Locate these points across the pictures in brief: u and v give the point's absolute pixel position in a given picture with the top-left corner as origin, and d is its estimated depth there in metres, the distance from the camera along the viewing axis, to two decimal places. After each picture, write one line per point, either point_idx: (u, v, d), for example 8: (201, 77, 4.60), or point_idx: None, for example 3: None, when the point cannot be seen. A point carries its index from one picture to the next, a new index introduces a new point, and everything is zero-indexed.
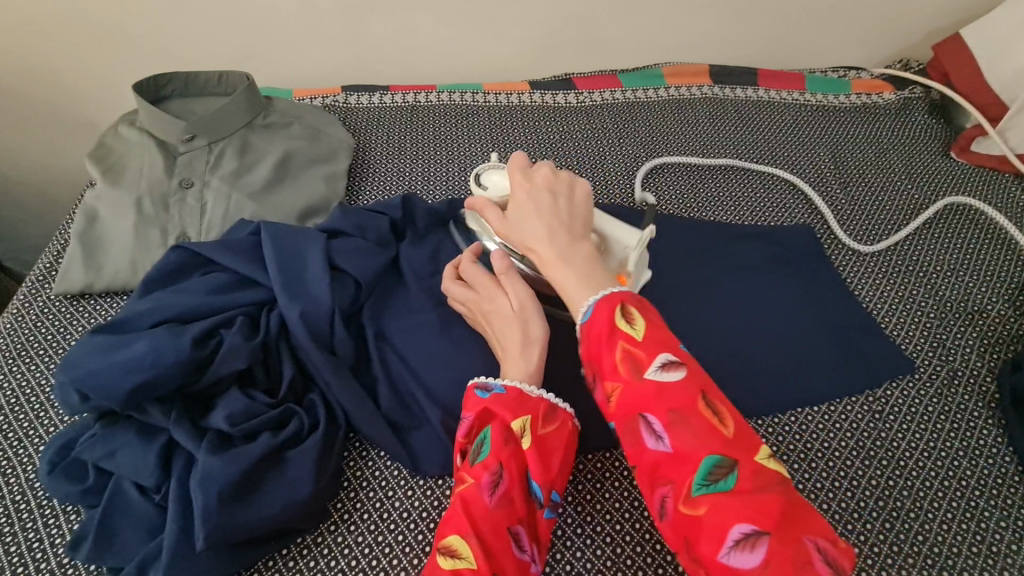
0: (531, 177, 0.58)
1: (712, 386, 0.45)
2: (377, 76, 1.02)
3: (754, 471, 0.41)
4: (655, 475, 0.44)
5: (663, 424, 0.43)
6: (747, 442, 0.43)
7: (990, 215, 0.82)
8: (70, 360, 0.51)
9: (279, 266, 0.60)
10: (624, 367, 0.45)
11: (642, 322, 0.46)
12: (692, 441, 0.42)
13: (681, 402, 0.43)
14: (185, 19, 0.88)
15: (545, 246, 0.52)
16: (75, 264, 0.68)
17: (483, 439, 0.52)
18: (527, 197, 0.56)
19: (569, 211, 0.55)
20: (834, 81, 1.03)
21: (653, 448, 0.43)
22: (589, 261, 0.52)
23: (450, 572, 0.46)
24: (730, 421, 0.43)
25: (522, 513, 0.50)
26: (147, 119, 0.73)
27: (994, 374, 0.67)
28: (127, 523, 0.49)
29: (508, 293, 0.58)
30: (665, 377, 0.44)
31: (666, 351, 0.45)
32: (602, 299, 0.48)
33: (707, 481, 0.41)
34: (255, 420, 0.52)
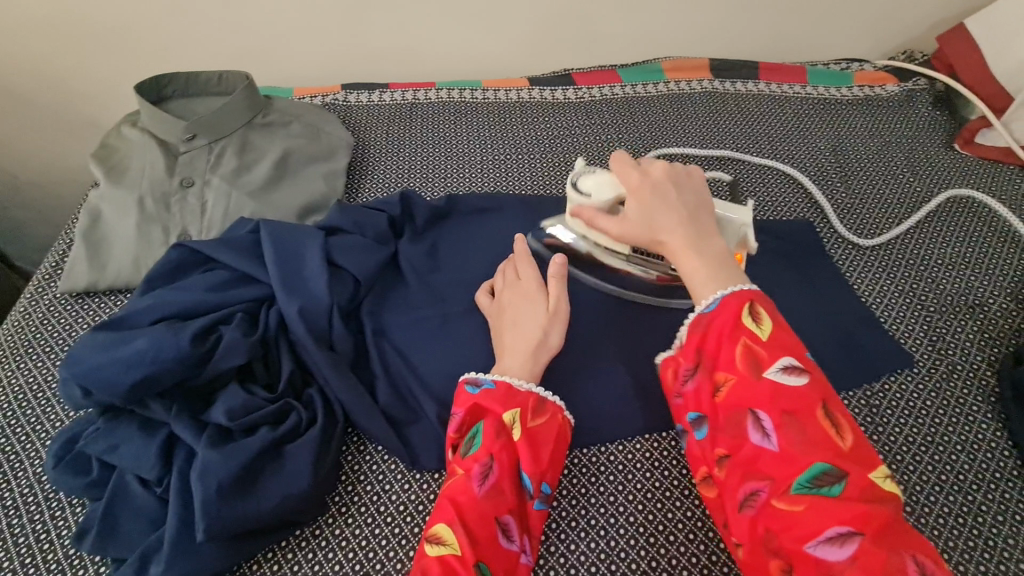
0: (650, 170, 0.59)
1: (835, 398, 0.46)
2: (376, 74, 1.03)
3: (863, 484, 0.42)
4: (754, 469, 0.45)
5: (774, 423, 0.45)
6: (863, 457, 0.44)
7: (994, 208, 0.81)
8: (73, 357, 0.52)
9: (278, 263, 0.61)
10: (742, 362, 0.47)
11: (768, 325, 0.48)
12: (802, 444, 0.44)
13: (800, 405, 0.45)
14: (187, 21, 0.89)
15: (676, 239, 0.55)
16: (79, 263, 0.69)
17: (475, 432, 0.53)
18: (651, 191, 0.57)
19: (694, 201, 0.57)
20: (836, 73, 1.02)
21: (758, 442, 0.45)
22: (720, 251, 0.54)
23: (436, 560, 0.47)
24: (850, 434, 0.44)
25: (512, 504, 0.51)
26: (148, 118, 0.74)
27: (995, 367, 0.66)
28: (130, 515, 0.50)
29: (549, 293, 0.60)
30: (785, 378, 0.46)
31: (790, 354, 0.47)
32: (731, 294, 0.50)
33: (810, 482, 0.43)
34: (253, 415, 0.53)
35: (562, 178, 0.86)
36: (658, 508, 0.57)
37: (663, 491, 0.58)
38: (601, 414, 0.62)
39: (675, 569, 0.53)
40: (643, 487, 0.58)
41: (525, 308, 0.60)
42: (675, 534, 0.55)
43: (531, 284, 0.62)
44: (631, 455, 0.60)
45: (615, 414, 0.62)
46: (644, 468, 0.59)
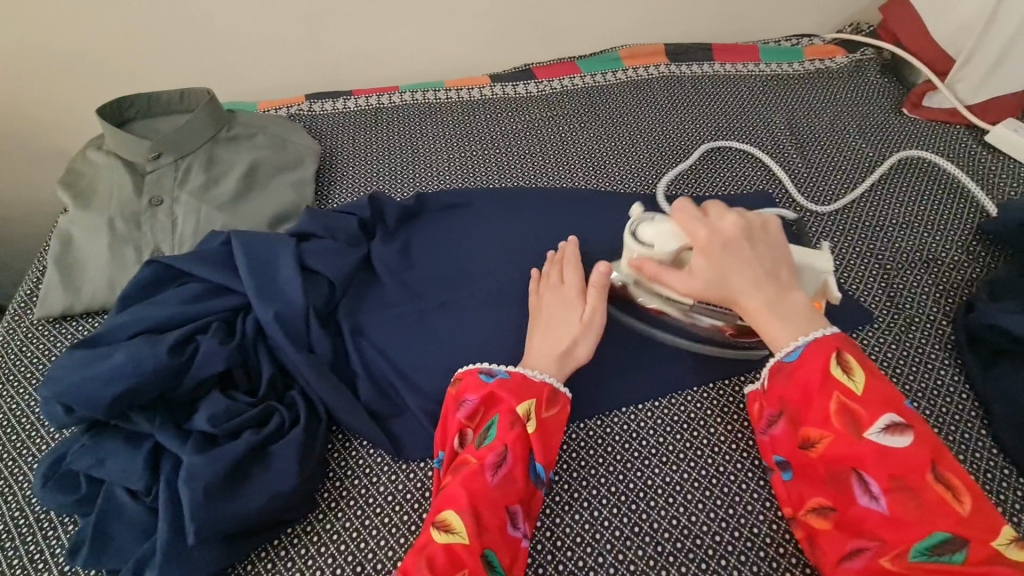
0: (720, 224, 0.57)
1: (947, 458, 0.46)
2: (339, 82, 1.04)
3: (988, 552, 0.42)
4: (859, 528, 0.46)
5: (880, 484, 0.46)
6: (986, 523, 0.43)
7: (943, 166, 0.84)
8: (52, 377, 0.53)
9: (252, 271, 0.62)
10: (839, 420, 0.48)
11: (862, 377, 0.49)
12: (910, 504, 0.45)
13: (906, 467, 0.45)
14: (146, 43, 0.90)
15: (756, 299, 0.54)
16: (54, 288, 0.70)
17: (488, 423, 0.54)
18: (725, 248, 0.55)
19: (770, 255, 0.56)
20: (787, 50, 1.06)
21: (864, 503, 0.46)
22: (803, 310, 0.54)
23: (444, 547, 0.47)
24: (966, 497, 0.44)
25: (522, 494, 0.52)
26: (113, 141, 0.75)
27: (951, 317, 0.69)
28: (121, 527, 0.51)
29: (586, 304, 0.62)
30: (887, 437, 0.47)
31: (891, 412, 0.48)
32: (815, 343, 0.52)
33: (928, 548, 0.43)
34: (236, 419, 0.54)
35: (529, 170, 0.88)
36: (639, 476, 0.58)
37: (643, 461, 0.59)
38: (579, 393, 0.64)
39: (658, 534, 0.55)
40: (623, 458, 0.59)
41: (561, 313, 0.62)
42: (656, 501, 0.57)
43: (572, 291, 0.63)
44: (609, 429, 0.61)
45: (592, 391, 0.64)
46: (623, 440, 0.61)
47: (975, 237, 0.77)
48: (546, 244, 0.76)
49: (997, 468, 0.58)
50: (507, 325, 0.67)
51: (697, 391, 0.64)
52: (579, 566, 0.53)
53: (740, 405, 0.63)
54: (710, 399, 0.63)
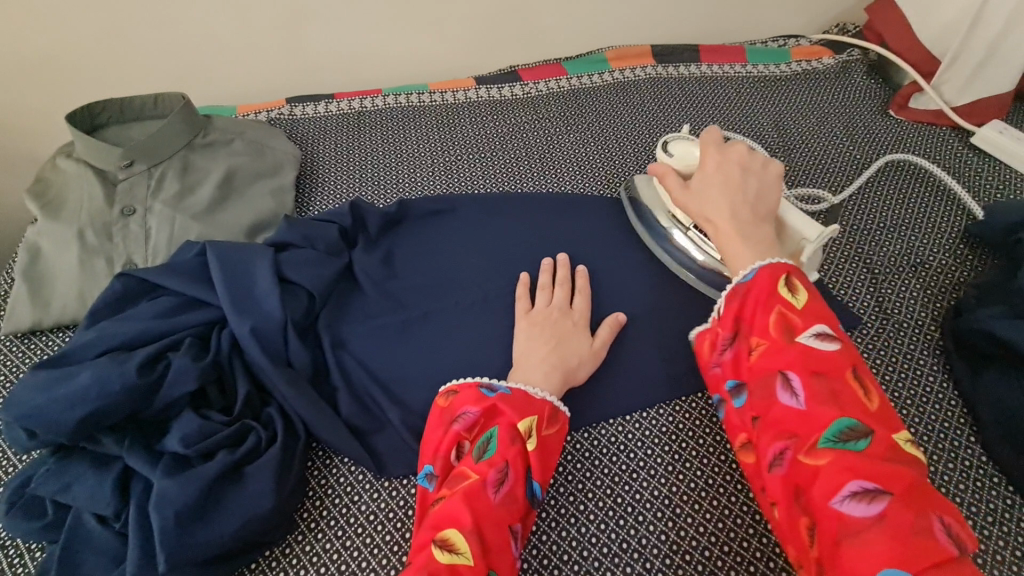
0: (728, 151, 0.62)
1: (865, 369, 0.47)
2: (320, 85, 1.01)
3: (890, 446, 0.43)
4: (780, 427, 0.46)
5: (802, 382, 0.46)
6: (890, 423, 0.44)
7: (929, 168, 0.84)
8: (15, 399, 0.51)
9: (227, 285, 0.60)
10: (775, 328, 0.49)
11: (803, 295, 0.50)
12: (826, 402, 0.45)
13: (828, 367, 0.46)
14: (120, 47, 0.88)
15: (725, 220, 0.57)
16: (21, 302, 0.67)
17: (488, 437, 0.52)
18: (718, 171, 0.61)
19: (758, 187, 0.60)
20: (773, 51, 1.05)
21: (786, 402, 0.46)
22: (760, 237, 0.56)
23: (447, 566, 0.44)
24: (877, 400, 0.45)
25: (522, 512, 0.50)
26: (82, 148, 0.72)
27: (938, 322, 0.69)
28: (89, 554, 0.49)
29: (597, 339, 0.63)
30: (817, 342, 0.47)
31: (823, 322, 0.48)
32: (768, 266, 0.52)
33: (837, 438, 0.43)
34: (210, 439, 0.52)
35: (514, 174, 0.86)
36: (626, 490, 0.57)
37: (631, 474, 0.58)
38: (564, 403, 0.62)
39: (646, 549, 0.54)
40: (609, 472, 0.58)
41: (572, 337, 0.62)
42: (644, 515, 0.55)
43: (580, 317, 0.64)
44: (596, 442, 0.60)
45: (578, 402, 0.62)
46: (610, 453, 0.59)
47: (961, 240, 0.76)
48: (531, 251, 0.74)
49: (986, 477, 0.58)
50: (491, 336, 0.66)
51: (686, 402, 0.63)
52: None
53: None
54: (697, 409, 0.62)
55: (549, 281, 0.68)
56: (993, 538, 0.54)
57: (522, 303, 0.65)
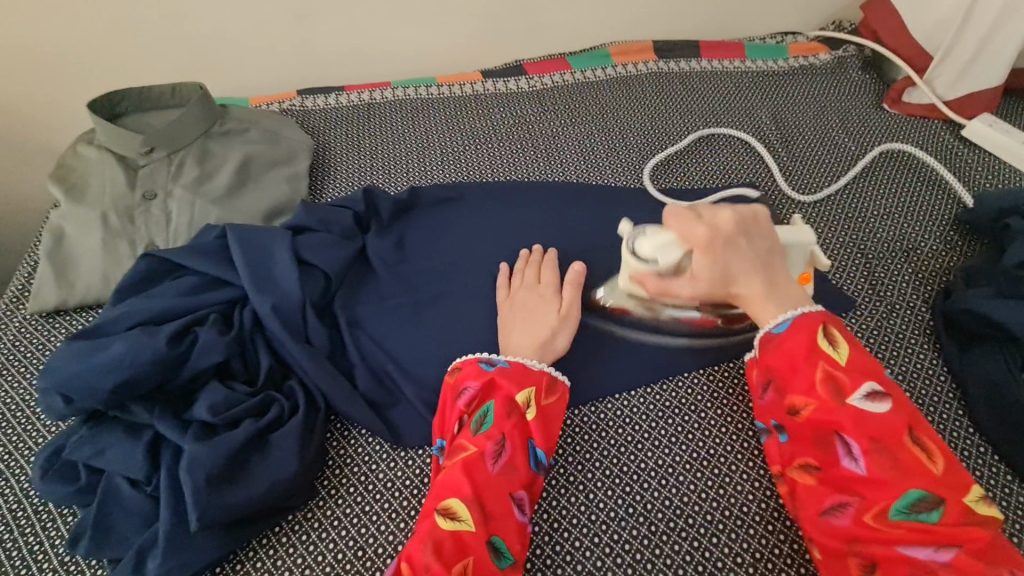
0: (715, 220, 0.57)
1: (921, 423, 0.49)
2: (331, 78, 1.04)
3: (960, 509, 0.46)
4: (843, 489, 0.49)
5: (862, 447, 0.49)
6: (955, 480, 0.47)
7: (922, 158, 0.87)
8: (51, 368, 0.53)
9: (247, 264, 0.63)
10: (826, 388, 0.51)
11: (846, 348, 0.52)
12: (888, 469, 0.47)
13: (886, 432, 0.48)
14: (138, 39, 0.90)
15: (754, 290, 0.56)
16: (46, 283, 0.70)
17: (486, 411, 0.55)
18: (725, 247, 0.56)
19: (763, 246, 0.58)
20: (772, 47, 1.08)
21: (848, 466, 0.49)
22: (793, 291, 0.57)
23: (451, 534, 0.48)
24: (939, 459, 0.48)
25: (525, 480, 0.53)
26: (104, 135, 0.75)
27: (929, 304, 0.72)
28: (122, 516, 0.52)
29: (562, 298, 0.65)
30: (870, 403, 0.50)
31: (872, 380, 0.50)
32: (804, 317, 0.54)
33: (907, 508, 0.46)
34: (236, 409, 0.55)
35: (521, 164, 0.89)
36: (632, 459, 0.60)
37: (635, 445, 0.61)
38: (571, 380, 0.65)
39: (650, 513, 0.57)
40: (617, 443, 0.61)
41: (534, 309, 0.64)
42: (649, 481, 0.58)
43: (548, 289, 0.66)
44: (603, 414, 0.63)
45: (584, 378, 0.65)
46: (616, 425, 0.62)
47: (953, 228, 0.79)
48: (539, 236, 0.77)
49: (973, 446, 0.61)
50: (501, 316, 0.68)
51: (686, 378, 0.65)
52: (577, 545, 0.55)
53: (728, 389, 0.64)
54: (697, 384, 0.65)
55: (524, 266, 0.70)
56: None
57: (500, 291, 0.68)
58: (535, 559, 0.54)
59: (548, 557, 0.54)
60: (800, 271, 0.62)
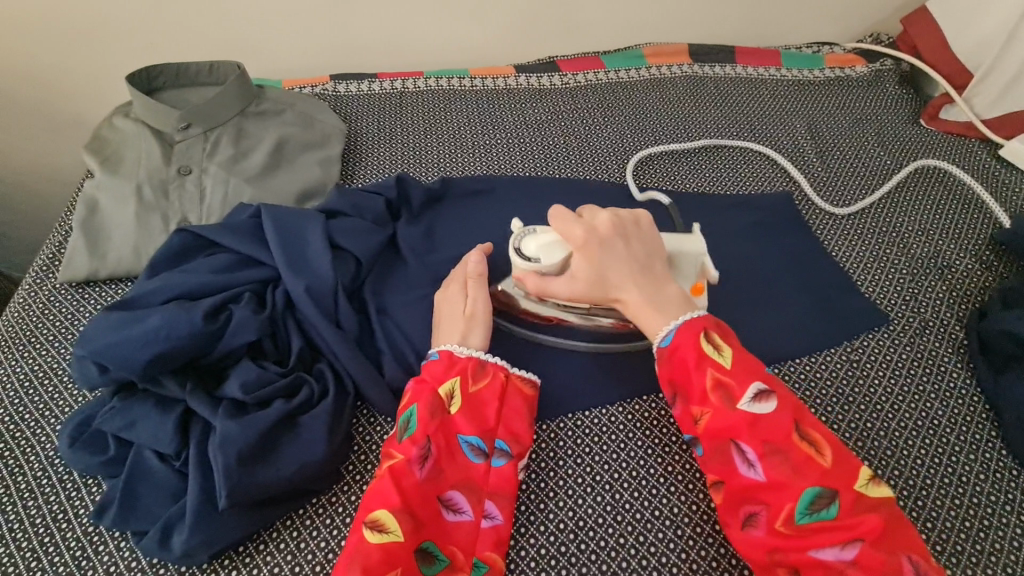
0: (594, 223, 0.59)
1: (806, 415, 0.50)
2: (364, 64, 1.04)
3: (855, 499, 0.46)
4: (748, 497, 0.49)
5: (757, 453, 0.48)
6: (845, 468, 0.47)
7: (959, 177, 0.86)
8: (87, 337, 0.54)
9: (282, 244, 0.63)
10: (716, 395, 0.50)
11: (729, 351, 0.52)
12: (783, 469, 0.47)
13: (777, 433, 0.48)
14: (177, 16, 0.90)
15: (633, 294, 0.56)
16: (78, 253, 0.70)
17: (408, 416, 0.53)
18: (600, 249, 0.57)
19: (644, 246, 0.59)
20: (808, 56, 1.07)
21: (746, 474, 0.49)
22: (674, 296, 0.56)
23: (378, 547, 0.46)
24: (829, 450, 0.48)
25: (454, 480, 0.52)
26: (142, 109, 0.75)
27: (962, 323, 0.71)
28: (150, 489, 0.52)
29: (469, 297, 0.62)
30: (757, 406, 0.49)
31: (757, 381, 0.50)
32: (686, 325, 0.54)
33: (809, 508, 0.46)
34: (267, 388, 0.55)
35: (552, 160, 0.88)
36: (659, 462, 0.59)
37: (662, 447, 0.60)
38: (599, 379, 0.64)
39: (677, 518, 0.56)
40: (645, 446, 0.60)
41: (447, 312, 0.61)
42: (676, 485, 0.58)
43: (464, 285, 0.63)
44: (631, 416, 0.62)
45: (612, 378, 0.64)
46: (644, 427, 0.61)
47: (988, 247, 0.78)
48: None
49: (1005, 469, 0.60)
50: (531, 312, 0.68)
51: None
52: (601, 546, 0.54)
53: None
54: None
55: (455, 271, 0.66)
56: (1010, 526, 0.57)
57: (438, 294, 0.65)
58: (559, 558, 0.53)
59: (571, 556, 0.54)
60: (690, 283, 0.62)
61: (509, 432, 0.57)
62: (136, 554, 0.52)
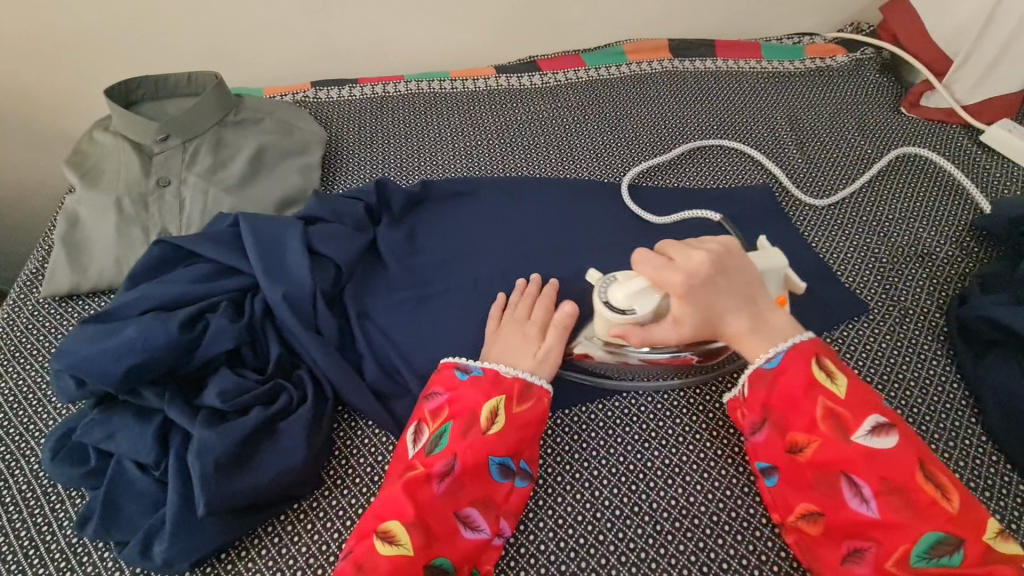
0: (691, 263, 0.54)
1: (931, 457, 0.50)
2: (345, 70, 1.04)
3: (980, 548, 0.46)
4: (856, 532, 0.49)
5: (872, 489, 0.49)
6: (972, 517, 0.47)
7: (939, 164, 0.86)
8: (65, 350, 0.54)
9: (259, 253, 0.63)
10: (828, 426, 0.51)
11: (842, 382, 0.53)
12: (900, 509, 0.48)
13: (895, 469, 0.49)
14: (155, 28, 0.90)
15: (742, 332, 0.55)
16: (60, 267, 0.70)
17: (441, 432, 0.54)
18: (705, 292, 0.54)
19: (744, 280, 0.56)
20: (788, 48, 1.07)
21: (857, 508, 0.49)
22: (783, 325, 0.56)
23: (388, 560, 0.47)
24: (956, 496, 0.48)
25: (472, 497, 0.52)
26: (120, 122, 0.75)
27: (942, 310, 0.71)
28: (130, 499, 0.52)
29: (545, 340, 0.61)
30: (873, 440, 0.50)
31: (874, 415, 0.51)
32: (796, 351, 0.54)
33: (928, 553, 0.46)
34: (245, 396, 0.55)
35: (532, 160, 0.89)
36: (639, 458, 0.59)
37: (642, 443, 0.60)
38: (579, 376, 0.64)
39: (656, 513, 0.56)
40: (624, 441, 0.60)
41: (516, 345, 0.60)
42: (656, 480, 0.58)
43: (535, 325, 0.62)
44: (610, 412, 0.62)
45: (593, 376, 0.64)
46: (623, 423, 0.61)
47: (969, 233, 0.78)
48: (551, 232, 0.76)
49: (985, 454, 0.60)
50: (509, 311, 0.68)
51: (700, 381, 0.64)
52: (581, 543, 0.54)
53: None
54: (707, 383, 0.64)
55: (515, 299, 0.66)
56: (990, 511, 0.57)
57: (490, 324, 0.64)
58: (538, 556, 0.54)
59: (551, 554, 0.54)
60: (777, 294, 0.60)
61: (534, 453, 0.57)
62: (118, 563, 0.52)
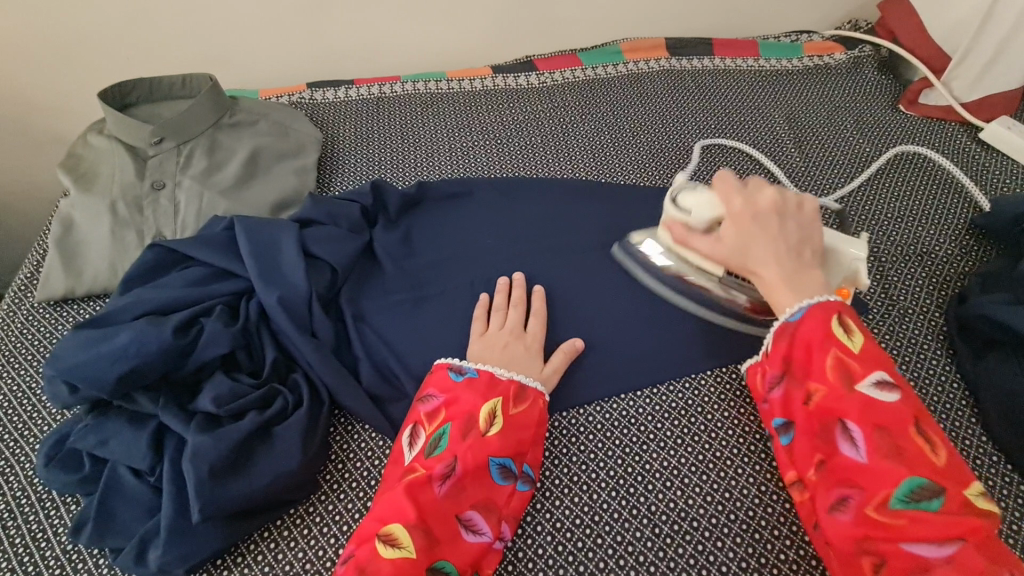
0: (757, 199, 0.61)
1: (928, 417, 0.49)
2: (341, 71, 1.04)
3: (964, 501, 0.45)
4: (844, 479, 0.48)
5: (864, 435, 0.48)
6: (957, 474, 0.46)
7: (937, 161, 0.86)
8: (59, 356, 0.54)
9: (255, 258, 0.63)
10: (834, 373, 0.50)
11: (859, 338, 0.52)
12: (890, 456, 0.47)
13: (893, 420, 0.48)
14: (149, 30, 0.90)
15: (771, 270, 0.57)
16: (55, 271, 0.70)
17: (441, 433, 0.53)
18: (753, 220, 0.59)
19: (798, 231, 0.59)
20: (786, 46, 1.06)
21: (849, 454, 0.48)
22: (816, 286, 0.55)
23: (390, 562, 0.46)
24: (943, 450, 0.47)
25: (473, 500, 0.51)
26: (114, 125, 0.75)
27: (942, 309, 0.70)
28: (125, 505, 0.52)
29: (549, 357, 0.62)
30: (877, 391, 0.49)
31: (881, 370, 0.50)
32: (817, 306, 0.53)
33: (909, 498, 0.45)
34: (240, 401, 0.55)
35: (529, 160, 0.88)
36: (637, 460, 0.59)
37: (641, 446, 0.59)
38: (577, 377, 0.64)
39: (654, 516, 0.55)
40: (622, 443, 0.60)
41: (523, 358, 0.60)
42: (655, 482, 0.57)
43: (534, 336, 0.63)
44: (608, 415, 0.62)
45: (591, 377, 0.64)
46: (621, 426, 0.61)
47: (968, 231, 0.78)
48: (548, 233, 0.76)
49: (986, 455, 0.60)
50: None
51: (698, 382, 0.64)
52: (580, 546, 0.54)
53: (736, 395, 0.63)
54: (705, 385, 0.63)
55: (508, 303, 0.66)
56: None
57: (476, 326, 0.64)
58: (536, 560, 0.54)
59: (549, 558, 0.54)
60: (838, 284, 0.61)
61: (536, 457, 0.57)
62: (113, 570, 0.52)
